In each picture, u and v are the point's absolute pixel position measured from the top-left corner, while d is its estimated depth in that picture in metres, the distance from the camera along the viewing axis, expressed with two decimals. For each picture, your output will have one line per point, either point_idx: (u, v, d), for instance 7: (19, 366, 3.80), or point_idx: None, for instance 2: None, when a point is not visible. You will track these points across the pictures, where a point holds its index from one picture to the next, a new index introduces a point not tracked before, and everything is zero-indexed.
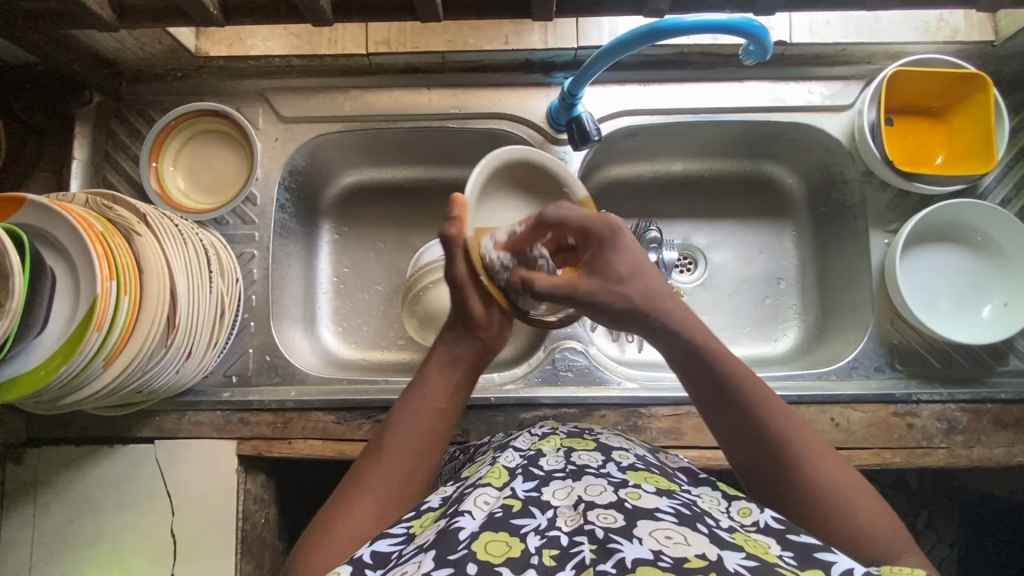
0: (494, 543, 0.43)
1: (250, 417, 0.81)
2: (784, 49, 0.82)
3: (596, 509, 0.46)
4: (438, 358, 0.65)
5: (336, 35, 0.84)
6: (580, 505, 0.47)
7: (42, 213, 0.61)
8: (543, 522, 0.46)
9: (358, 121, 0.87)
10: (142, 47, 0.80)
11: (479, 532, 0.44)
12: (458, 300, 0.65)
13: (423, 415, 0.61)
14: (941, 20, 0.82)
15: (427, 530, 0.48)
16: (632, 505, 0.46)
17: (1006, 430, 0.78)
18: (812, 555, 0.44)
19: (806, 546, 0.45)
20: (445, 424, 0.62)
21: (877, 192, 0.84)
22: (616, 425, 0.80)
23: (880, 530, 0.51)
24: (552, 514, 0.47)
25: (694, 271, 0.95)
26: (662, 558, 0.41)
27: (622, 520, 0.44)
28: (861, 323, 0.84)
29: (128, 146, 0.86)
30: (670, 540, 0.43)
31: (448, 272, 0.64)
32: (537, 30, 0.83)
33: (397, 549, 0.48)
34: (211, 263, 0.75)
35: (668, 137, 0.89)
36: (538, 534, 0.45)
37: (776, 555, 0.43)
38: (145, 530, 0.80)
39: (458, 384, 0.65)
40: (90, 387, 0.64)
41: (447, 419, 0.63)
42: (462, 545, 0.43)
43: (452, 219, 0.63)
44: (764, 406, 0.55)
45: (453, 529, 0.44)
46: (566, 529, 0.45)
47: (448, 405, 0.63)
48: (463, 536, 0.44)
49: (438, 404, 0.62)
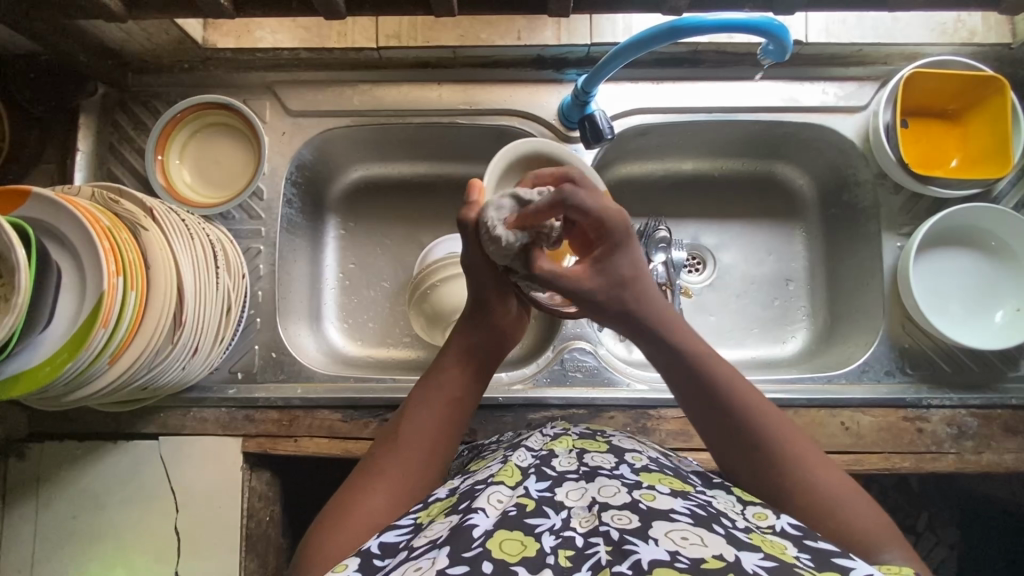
0: (509, 541, 0.43)
1: (256, 414, 0.81)
2: (800, 49, 0.81)
3: (610, 509, 0.45)
4: (454, 346, 0.64)
5: (346, 29, 0.83)
6: (595, 506, 0.46)
7: (48, 205, 0.60)
8: (558, 522, 0.45)
9: (367, 116, 0.86)
10: (149, 38, 0.79)
11: (493, 532, 0.44)
12: (471, 286, 0.63)
13: (438, 402, 0.61)
14: (958, 21, 0.82)
15: (438, 521, 0.48)
16: (647, 506, 0.46)
17: (1017, 436, 0.78)
18: (829, 560, 0.43)
19: (823, 552, 0.44)
20: (462, 415, 0.61)
21: (891, 195, 0.84)
22: (625, 427, 0.79)
23: (863, 516, 0.52)
24: (566, 516, 0.46)
25: (703, 271, 0.94)
26: (679, 559, 0.40)
27: (637, 521, 0.44)
28: (872, 326, 0.84)
29: (133, 138, 0.85)
30: (687, 540, 0.42)
31: (464, 258, 0.62)
32: (550, 26, 0.82)
33: (405, 538, 0.47)
34: (218, 259, 0.74)
35: (681, 136, 0.88)
36: (553, 534, 0.44)
37: (792, 556, 0.43)
38: (149, 527, 0.79)
39: (474, 374, 0.64)
40: (95, 384, 0.63)
41: (463, 408, 0.62)
42: (476, 543, 0.42)
43: (468, 203, 0.60)
44: (739, 393, 0.57)
45: (467, 527, 0.44)
46: (582, 530, 0.45)
47: (464, 392, 0.62)
48: (477, 535, 0.43)
49: (453, 392, 0.62)
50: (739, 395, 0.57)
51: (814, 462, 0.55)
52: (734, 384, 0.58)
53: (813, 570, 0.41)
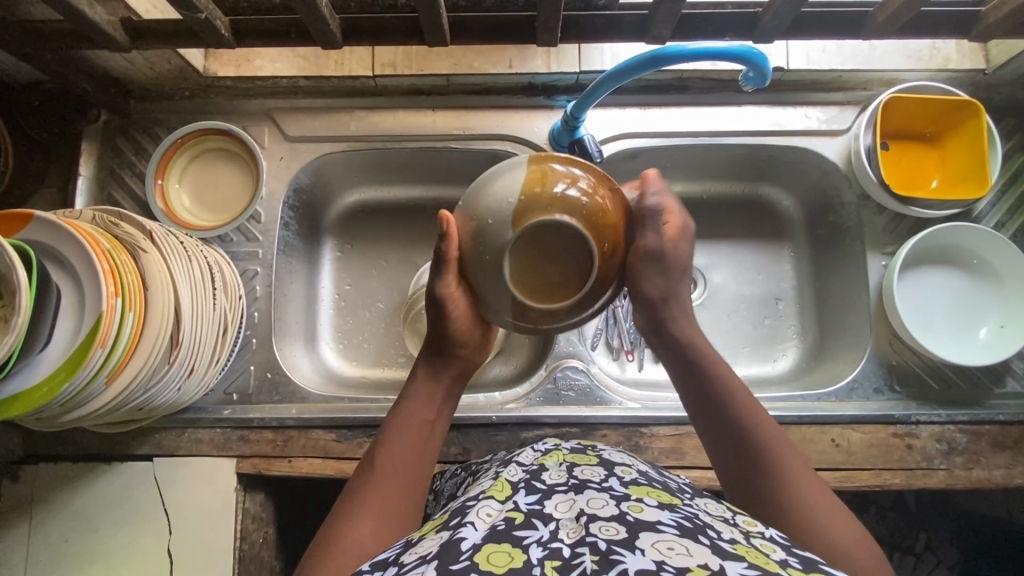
0: (497, 554, 0.43)
1: (250, 435, 0.81)
2: (782, 75, 0.84)
3: (598, 521, 0.45)
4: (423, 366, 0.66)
5: (343, 57, 0.85)
6: (582, 518, 0.46)
7: (49, 228, 0.62)
8: (546, 534, 0.46)
9: (364, 141, 0.88)
10: (151, 67, 0.81)
11: (481, 545, 0.44)
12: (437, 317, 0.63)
13: (414, 425, 0.61)
14: (933, 48, 0.85)
15: (429, 537, 0.48)
16: (634, 518, 0.46)
17: (1005, 451, 0.78)
18: (816, 565, 0.44)
19: (809, 558, 0.45)
20: (436, 435, 0.63)
21: (874, 215, 0.86)
22: (618, 445, 0.80)
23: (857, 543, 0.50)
24: (555, 527, 0.46)
25: (693, 291, 0.95)
26: (664, 568, 0.40)
27: (624, 532, 0.44)
28: (859, 344, 0.85)
29: (134, 163, 0.87)
30: (672, 551, 0.42)
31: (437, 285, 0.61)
32: (540, 55, 0.85)
33: (396, 553, 0.48)
34: (216, 281, 0.76)
35: (669, 160, 0.91)
36: (541, 546, 0.44)
37: (778, 565, 0.43)
38: (142, 549, 0.79)
39: (446, 395, 0.65)
40: (92, 404, 0.64)
41: (436, 430, 0.63)
42: (464, 556, 0.43)
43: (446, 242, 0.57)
44: (745, 406, 0.59)
45: (456, 540, 0.45)
46: (569, 541, 0.44)
47: (437, 414, 0.64)
48: (465, 548, 0.44)
49: (427, 416, 0.63)
50: (756, 423, 0.58)
51: (805, 483, 0.54)
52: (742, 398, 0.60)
53: (799, 570, 0.43)
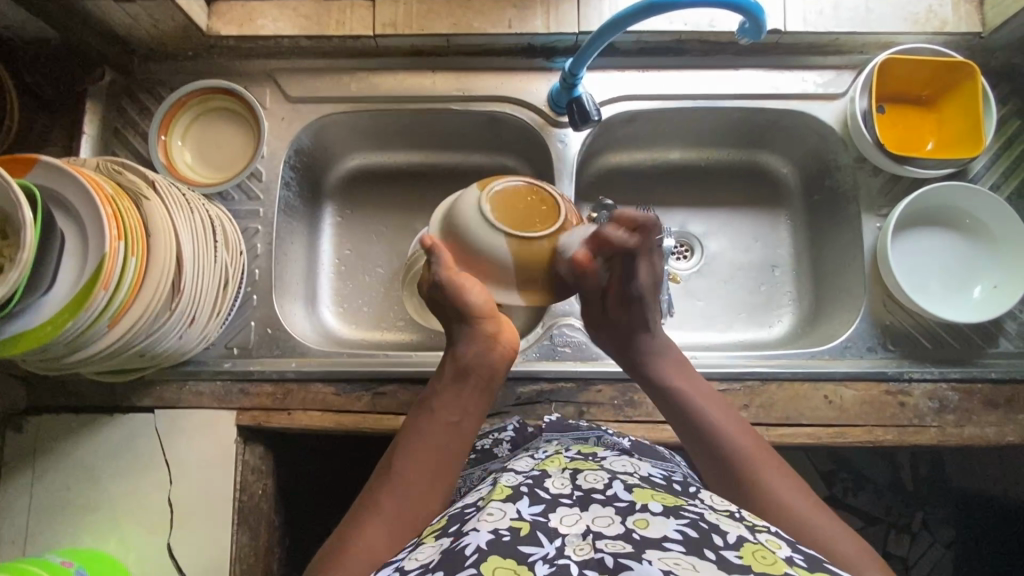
0: (501, 569, 0.43)
1: (251, 388, 0.82)
2: (778, 37, 0.85)
3: (604, 539, 0.45)
4: (451, 366, 0.65)
5: (344, 18, 0.86)
6: (589, 535, 0.46)
7: (55, 172, 0.63)
8: (551, 551, 0.45)
9: (364, 102, 0.89)
10: (154, 24, 0.82)
11: (486, 553, 0.44)
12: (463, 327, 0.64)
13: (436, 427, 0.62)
14: (930, 11, 0.85)
15: (428, 545, 0.49)
16: (639, 536, 0.45)
17: (997, 410, 0.79)
18: (820, 564, 0.46)
19: (816, 558, 0.46)
20: (460, 436, 0.62)
21: (869, 177, 0.86)
22: (612, 401, 0.81)
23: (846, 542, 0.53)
24: (561, 544, 0.46)
25: (690, 258, 0.96)
26: None
27: (630, 547, 0.44)
28: (853, 304, 0.86)
29: (137, 122, 0.88)
30: (679, 564, 0.42)
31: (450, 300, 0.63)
32: (539, 15, 0.85)
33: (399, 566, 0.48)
34: (217, 234, 0.77)
35: (667, 124, 0.91)
36: (546, 563, 0.44)
37: (785, 563, 0.43)
38: (143, 499, 0.80)
39: (477, 392, 0.64)
40: (93, 348, 0.65)
41: (464, 430, 0.62)
42: (470, 563, 0.43)
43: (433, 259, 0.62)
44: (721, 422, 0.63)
45: (459, 548, 0.45)
46: (576, 558, 0.44)
47: (463, 414, 0.63)
48: (469, 554, 0.44)
49: (448, 418, 0.62)
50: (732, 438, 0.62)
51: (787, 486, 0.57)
52: (715, 408, 0.65)
53: (805, 568, 0.43)
